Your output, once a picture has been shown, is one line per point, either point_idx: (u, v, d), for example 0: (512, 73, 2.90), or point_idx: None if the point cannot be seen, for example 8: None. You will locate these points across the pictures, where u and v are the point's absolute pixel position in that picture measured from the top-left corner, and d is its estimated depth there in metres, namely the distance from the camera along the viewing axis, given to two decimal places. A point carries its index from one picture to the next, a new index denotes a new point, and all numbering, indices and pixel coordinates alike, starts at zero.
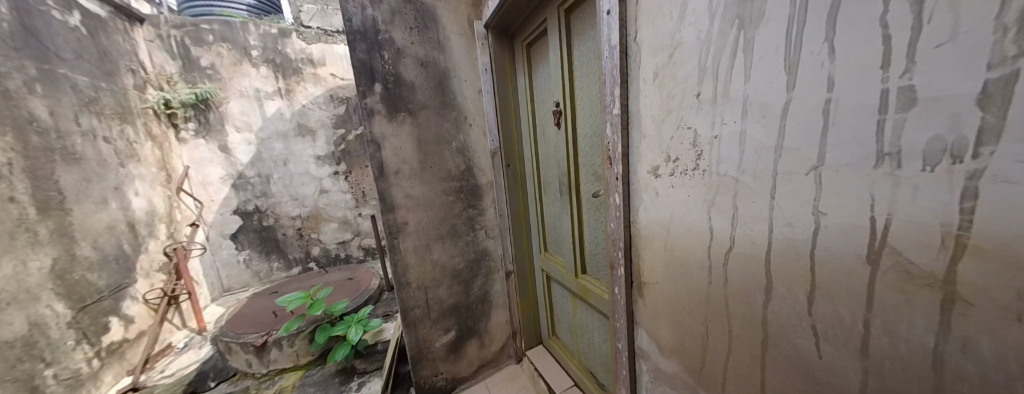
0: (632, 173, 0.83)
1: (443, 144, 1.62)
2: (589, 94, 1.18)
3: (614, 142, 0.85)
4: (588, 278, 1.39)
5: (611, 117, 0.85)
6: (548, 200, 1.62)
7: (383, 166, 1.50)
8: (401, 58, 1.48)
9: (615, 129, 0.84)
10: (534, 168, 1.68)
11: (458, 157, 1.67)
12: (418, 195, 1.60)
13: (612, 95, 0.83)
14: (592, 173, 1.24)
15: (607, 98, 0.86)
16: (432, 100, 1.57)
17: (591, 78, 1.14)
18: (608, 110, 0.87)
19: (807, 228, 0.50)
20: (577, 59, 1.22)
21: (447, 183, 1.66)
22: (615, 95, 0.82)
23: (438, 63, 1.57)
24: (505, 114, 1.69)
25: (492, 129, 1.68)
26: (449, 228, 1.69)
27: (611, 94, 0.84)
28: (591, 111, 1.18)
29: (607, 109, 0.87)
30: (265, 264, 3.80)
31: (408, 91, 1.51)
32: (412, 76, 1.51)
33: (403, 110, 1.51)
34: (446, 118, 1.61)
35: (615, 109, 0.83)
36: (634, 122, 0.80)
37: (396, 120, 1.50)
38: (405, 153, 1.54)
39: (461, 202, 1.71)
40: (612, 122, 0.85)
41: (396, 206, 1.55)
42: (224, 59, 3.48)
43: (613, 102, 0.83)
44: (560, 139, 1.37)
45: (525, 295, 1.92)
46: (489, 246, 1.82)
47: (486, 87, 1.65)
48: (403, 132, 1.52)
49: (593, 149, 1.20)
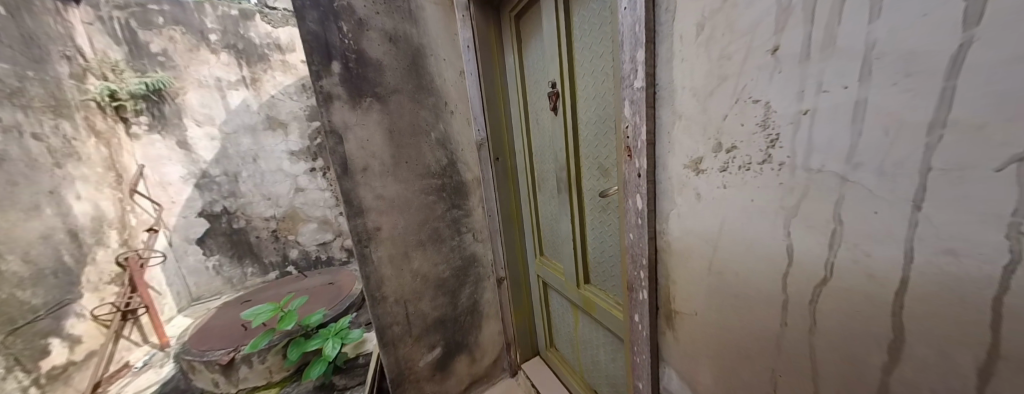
0: (659, 168, 0.61)
1: (419, 135, 1.38)
2: (593, 70, 0.96)
3: (631, 126, 0.64)
4: (593, 289, 1.19)
5: (630, 91, 0.63)
6: (544, 199, 1.42)
7: (348, 162, 1.24)
8: (364, 30, 1.22)
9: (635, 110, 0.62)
10: (528, 162, 1.46)
11: (439, 151, 1.44)
12: (392, 196, 1.36)
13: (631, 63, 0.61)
14: (596, 167, 1.03)
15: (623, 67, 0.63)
16: (404, 82, 1.32)
17: (598, 49, 0.93)
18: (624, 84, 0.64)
19: (992, 260, 0.30)
20: (578, 27, 0.99)
21: (426, 181, 1.42)
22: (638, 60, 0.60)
23: (410, 38, 1.31)
24: (491, 99, 1.44)
25: (478, 118, 1.44)
26: (430, 232, 1.47)
27: (630, 60, 0.61)
28: (595, 90, 0.97)
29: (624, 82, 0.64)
30: (238, 269, 3.49)
31: (374, 71, 1.26)
32: (379, 54, 1.26)
33: (369, 94, 1.26)
34: (423, 105, 1.37)
35: (636, 82, 0.60)
36: (663, 99, 0.58)
37: (362, 106, 1.25)
38: (375, 147, 1.30)
39: (443, 203, 1.48)
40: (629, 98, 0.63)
41: (367, 210, 1.31)
42: (177, 44, 3.10)
43: (634, 72, 0.61)
44: (557, 127, 1.16)
45: (519, 304, 1.72)
46: (477, 251, 1.61)
47: (467, 67, 1.39)
48: (371, 121, 1.27)
49: (598, 137, 0.99)
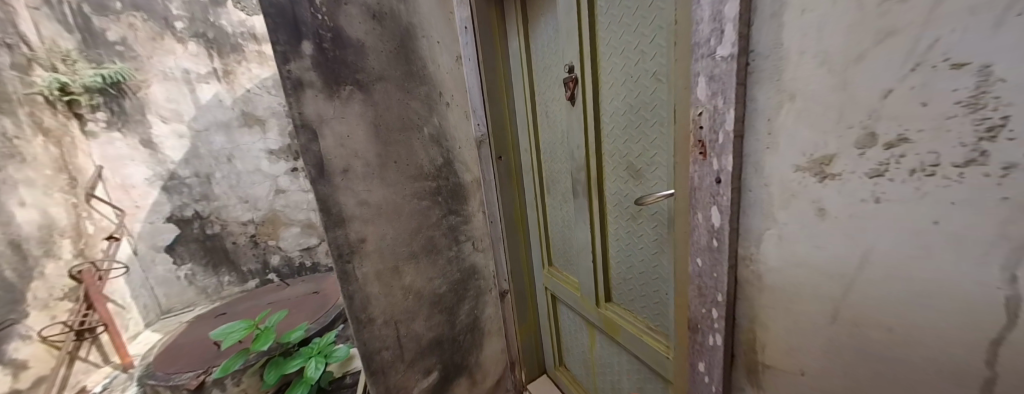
0: (763, 167, 0.53)
1: (409, 131, 1.18)
2: (624, 49, 0.79)
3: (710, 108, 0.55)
4: (615, 308, 1.03)
5: (711, 61, 0.54)
6: (555, 202, 1.26)
7: (324, 163, 1.03)
8: (342, 4, 1.00)
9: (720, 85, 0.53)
10: (535, 161, 1.29)
11: (433, 148, 1.25)
12: (378, 202, 1.15)
13: (714, 24, 0.52)
14: (624, 167, 0.87)
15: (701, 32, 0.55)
16: (391, 68, 1.12)
17: (631, 22, 0.75)
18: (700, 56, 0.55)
19: None
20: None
21: (418, 184, 1.23)
22: (731, 16, 0.50)
23: (397, 15, 1.10)
24: (492, 89, 1.27)
25: (477, 110, 1.28)
26: (423, 242, 1.27)
27: (715, 20, 0.52)
28: (625, 73, 0.80)
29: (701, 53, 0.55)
30: (213, 279, 3.20)
31: (355, 55, 1.05)
32: (360, 33, 1.05)
33: (349, 81, 1.05)
34: (413, 95, 1.17)
35: (725, 54, 0.52)
36: (769, 82, 0.50)
37: (341, 96, 1.04)
38: (358, 145, 1.09)
39: (438, 208, 1.29)
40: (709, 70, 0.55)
41: (349, 219, 1.10)
42: (138, 32, 2.77)
43: (722, 35, 0.52)
44: (574, 120, 0.98)
45: (525, 319, 1.54)
46: (478, 262, 1.42)
47: (465, 52, 1.21)
48: (351, 113, 1.07)
49: (629, 131, 0.83)
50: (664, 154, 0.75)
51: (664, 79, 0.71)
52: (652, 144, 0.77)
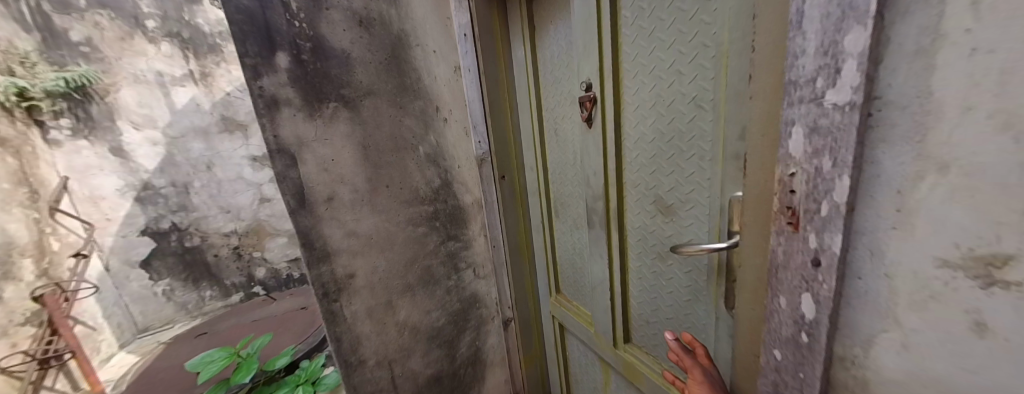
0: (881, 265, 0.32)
1: (403, 151, 1.05)
2: (653, 68, 0.68)
3: (804, 178, 0.34)
4: (635, 350, 0.93)
5: (815, 110, 0.32)
6: (563, 227, 1.15)
7: (306, 192, 0.90)
8: (323, 10, 0.87)
9: (833, 153, 0.31)
10: (543, 181, 1.17)
11: (430, 169, 1.12)
12: (369, 232, 1.03)
13: (823, 56, 0.30)
14: (651, 200, 0.77)
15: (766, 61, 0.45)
16: (381, 81, 0.98)
17: (665, 37, 0.64)
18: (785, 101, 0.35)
19: None
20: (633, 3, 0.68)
21: (413, 209, 1.10)
22: (856, 49, 0.28)
23: (387, 21, 0.97)
24: (495, 103, 1.12)
25: (478, 126, 1.10)
26: (420, 273, 1.15)
27: (824, 53, 0.30)
28: (655, 96, 0.69)
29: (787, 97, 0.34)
30: (193, 294, 3.01)
31: (339, 67, 0.91)
32: (345, 42, 0.91)
33: (333, 97, 0.92)
34: (407, 111, 1.04)
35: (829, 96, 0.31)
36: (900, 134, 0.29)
37: (325, 115, 0.91)
38: (345, 169, 0.96)
39: (437, 235, 1.16)
40: (808, 122, 0.33)
41: (335, 252, 0.98)
42: (105, 31, 2.55)
43: (838, 75, 0.30)
44: (590, 143, 0.87)
45: (530, 348, 1.43)
46: (480, 290, 1.31)
47: (465, 62, 1.04)
48: (337, 134, 0.94)
49: (658, 160, 0.72)
50: (703, 191, 0.64)
51: (706, 106, 0.59)
52: (688, 179, 0.67)
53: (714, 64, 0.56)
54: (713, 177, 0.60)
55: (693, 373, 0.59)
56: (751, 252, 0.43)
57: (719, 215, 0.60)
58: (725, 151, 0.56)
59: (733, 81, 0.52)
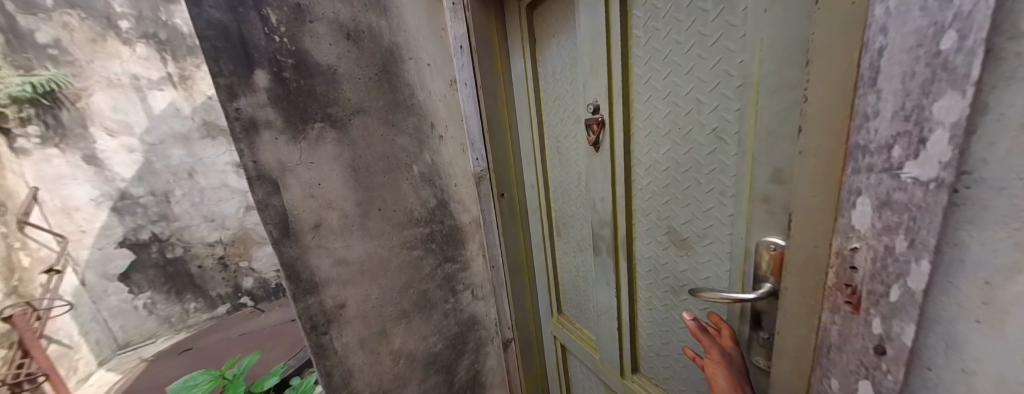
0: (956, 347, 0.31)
1: (396, 171, 0.98)
2: (668, 94, 0.63)
3: (867, 255, 0.31)
4: (643, 381, 0.89)
5: (890, 182, 0.29)
6: (565, 248, 1.10)
7: (290, 220, 0.83)
8: (306, 22, 0.80)
9: (908, 232, 0.28)
10: (544, 200, 1.12)
11: (425, 188, 1.06)
12: (360, 259, 0.96)
13: (903, 121, 0.27)
14: (663, 230, 0.72)
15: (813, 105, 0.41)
16: (371, 98, 0.91)
17: (682, 61, 0.59)
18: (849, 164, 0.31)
19: None
20: (647, 23, 0.63)
21: (408, 232, 1.04)
22: (947, 118, 0.25)
23: (377, 34, 0.90)
24: (494, 118, 1.06)
25: (475, 144, 1.05)
26: (415, 298, 1.09)
27: (906, 117, 0.27)
28: (669, 123, 0.64)
29: (854, 160, 0.31)
30: (177, 306, 2.90)
31: (325, 84, 0.84)
32: (330, 57, 0.84)
33: (318, 117, 0.84)
34: (400, 129, 0.97)
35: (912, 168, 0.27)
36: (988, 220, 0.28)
37: (310, 137, 0.84)
38: (333, 193, 0.89)
39: (433, 257, 1.10)
40: (875, 194, 0.30)
41: (324, 283, 0.91)
42: (75, 33, 2.39)
43: (924, 145, 0.27)
44: (596, 167, 0.82)
45: (531, 369, 1.38)
46: (478, 311, 1.25)
47: (460, 75, 0.99)
48: (324, 156, 0.86)
49: (672, 190, 0.68)
50: (724, 228, 0.60)
51: (728, 139, 0.55)
52: (706, 214, 0.62)
53: (738, 95, 0.51)
54: (736, 216, 0.56)
55: (711, 353, 0.55)
56: (795, 314, 0.40)
57: (743, 257, 0.56)
58: (751, 192, 0.51)
59: (764, 118, 0.47)
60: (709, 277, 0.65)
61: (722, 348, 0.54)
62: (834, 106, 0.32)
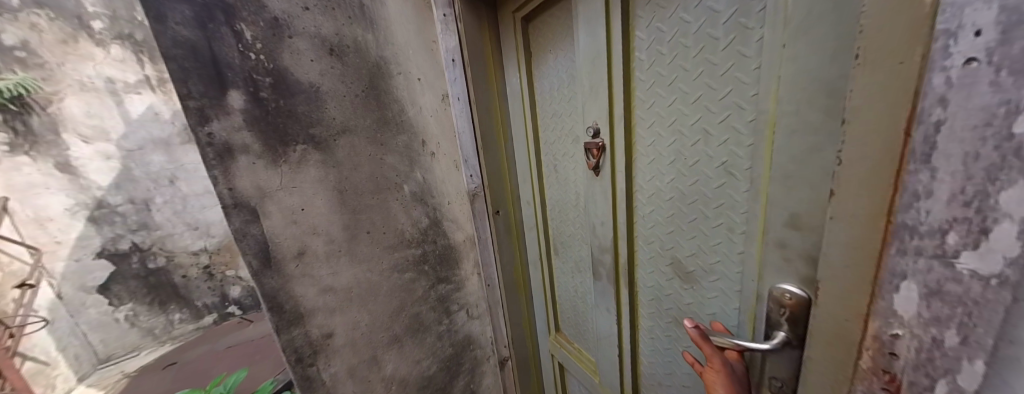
0: None
1: (385, 192, 0.93)
2: (674, 122, 0.59)
3: (911, 344, 0.29)
4: None
5: (941, 270, 0.26)
6: (562, 267, 1.07)
7: (271, 248, 0.78)
8: (284, 38, 0.74)
9: (961, 327, 0.26)
10: (541, 217, 1.08)
11: (416, 208, 1.01)
12: (347, 286, 0.91)
13: (961, 206, 0.24)
14: (667, 260, 0.69)
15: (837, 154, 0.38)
16: (357, 116, 0.86)
17: (689, 89, 0.55)
18: (893, 241, 0.28)
19: None
20: (650, 46, 0.60)
21: (399, 255, 0.98)
22: (1016, 212, 0.22)
23: (363, 48, 0.84)
24: (489, 134, 1.01)
25: (469, 160, 0.98)
26: (408, 321, 1.04)
27: (964, 203, 0.24)
28: (675, 152, 0.61)
29: (899, 239, 0.28)
30: (160, 318, 2.79)
31: (306, 103, 0.78)
32: (311, 73, 0.78)
33: (299, 139, 0.78)
34: (389, 147, 0.92)
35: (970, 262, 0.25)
36: None
37: (292, 160, 0.78)
38: (319, 218, 0.84)
39: (426, 279, 1.06)
40: (921, 280, 0.27)
41: (310, 312, 0.86)
42: (44, 34, 2.27)
43: (986, 237, 0.23)
44: (596, 191, 0.78)
45: (528, 387, 1.35)
46: (474, 331, 1.21)
47: (453, 89, 0.92)
48: (308, 180, 0.81)
49: (677, 221, 0.64)
50: (733, 265, 0.57)
51: (739, 175, 0.52)
52: (713, 248, 0.60)
53: (751, 132, 0.48)
54: (747, 256, 0.53)
55: (711, 360, 0.53)
56: (825, 378, 0.38)
57: (754, 299, 0.53)
58: (765, 234, 0.48)
59: (779, 159, 0.44)
60: (715, 313, 0.63)
61: (724, 358, 0.52)
62: (875, 175, 0.29)
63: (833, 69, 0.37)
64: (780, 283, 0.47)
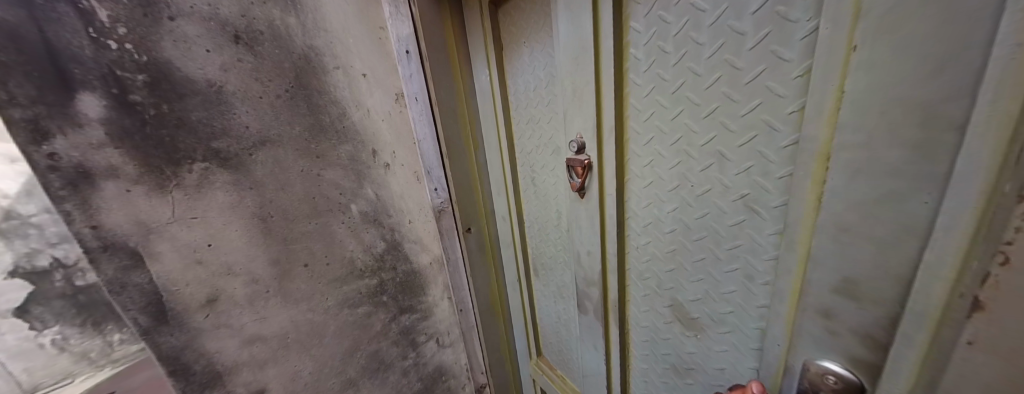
0: None
1: (325, 215, 0.75)
2: (678, 139, 0.47)
3: None
4: None
5: None
6: (543, 291, 0.95)
7: (166, 299, 0.60)
8: (163, 20, 0.54)
9: None
10: (519, 235, 0.93)
11: (369, 231, 0.82)
12: (281, 332, 0.74)
13: None
14: (666, 302, 0.58)
15: (928, 208, 0.27)
16: (279, 123, 0.66)
17: (700, 99, 0.43)
18: None
19: None
20: (656, 40, 0.46)
21: (349, 288, 0.82)
22: None
23: (282, 34, 0.64)
24: (455, 140, 0.84)
25: (433, 171, 0.85)
26: (364, 361, 0.89)
27: None
28: (678, 177, 0.48)
29: None
30: (95, 341, 1.78)
31: (204, 108, 0.59)
32: (208, 68, 0.58)
33: (197, 155, 0.60)
34: (327, 160, 0.73)
35: None
36: None
37: (189, 184, 0.59)
38: (234, 255, 0.65)
39: (385, 311, 0.90)
40: None
41: (230, 370, 0.69)
42: None
43: None
44: (581, 215, 0.65)
45: None
46: (445, 360, 1.08)
47: (409, 88, 0.78)
48: (215, 207, 0.62)
49: (679, 259, 0.53)
50: (750, 319, 0.46)
51: (763, 212, 0.41)
52: (724, 297, 0.48)
53: (789, 162, 0.37)
54: (773, 314, 0.42)
55: None
56: None
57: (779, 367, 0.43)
58: (802, 297, 0.37)
59: (832, 205, 0.33)
60: (725, 369, 0.53)
61: None
62: None
63: (940, 87, 0.25)
64: (819, 359, 0.37)
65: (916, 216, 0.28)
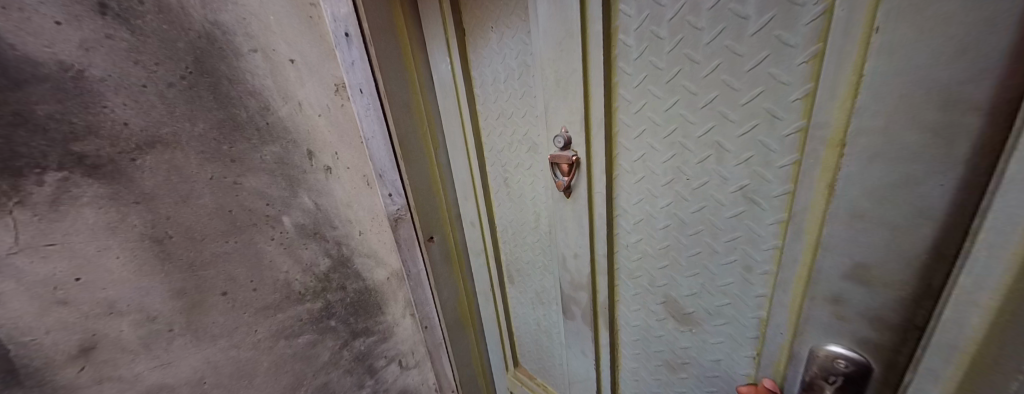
0: None
1: (246, 231, 0.62)
2: (672, 131, 0.40)
3: None
4: None
5: None
6: (519, 299, 0.87)
7: (17, 354, 0.47)
8: None
9: None
10: (491, 244, 0.83)
11: (308, 247, 0.70)
12: (196, 377, 0.61)
13: None
14: (658, 299, 0.52)
15: (944, 192, 0.24)
16: (174, 119, 0.53)
17: (696, 88, 0.36)
18: None
19: None
20: (650, 24, 0.38)
21: (287, 315, 0.70)
22: None
23: (170, 6, 0.50)
24: (414, 139, 0.71)
25: (385, 174, 0.71)
26: None
27: None
28: (672, 171, 0.42)
29: None
30: None
31: (58, 100, 0.45)
32: (58, 46, 0.44)
33: (47, 163, 0.45)
34: (245, 165, 0.60)
35: None
36: None
37: (41, 200, 0.45)
38: (116, 290, 0.52)
39: (334, 338, 0.78)
40: None
41: None
42: None
43: None
44: (567, 216, 0.57)
45: None
46: (410, 383, 0.98)
47: (352, 77, 0.64)
48: (84, 230, 0.48)
49: (672, 254, 0.46)
50: (747, 309, 0.42)
51: (764, 203, 0.36)
52: (722, 290, 0.43)
53: (792, 149, 0.32)
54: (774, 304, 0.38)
55: None
56: None
57: (785, 354, 0.39)
58: (808, 287, 0.33)
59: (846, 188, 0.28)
60: (721, 360, 0.48)
61: None
62: None
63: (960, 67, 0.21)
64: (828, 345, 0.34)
65: (931, 202, 0.25)
